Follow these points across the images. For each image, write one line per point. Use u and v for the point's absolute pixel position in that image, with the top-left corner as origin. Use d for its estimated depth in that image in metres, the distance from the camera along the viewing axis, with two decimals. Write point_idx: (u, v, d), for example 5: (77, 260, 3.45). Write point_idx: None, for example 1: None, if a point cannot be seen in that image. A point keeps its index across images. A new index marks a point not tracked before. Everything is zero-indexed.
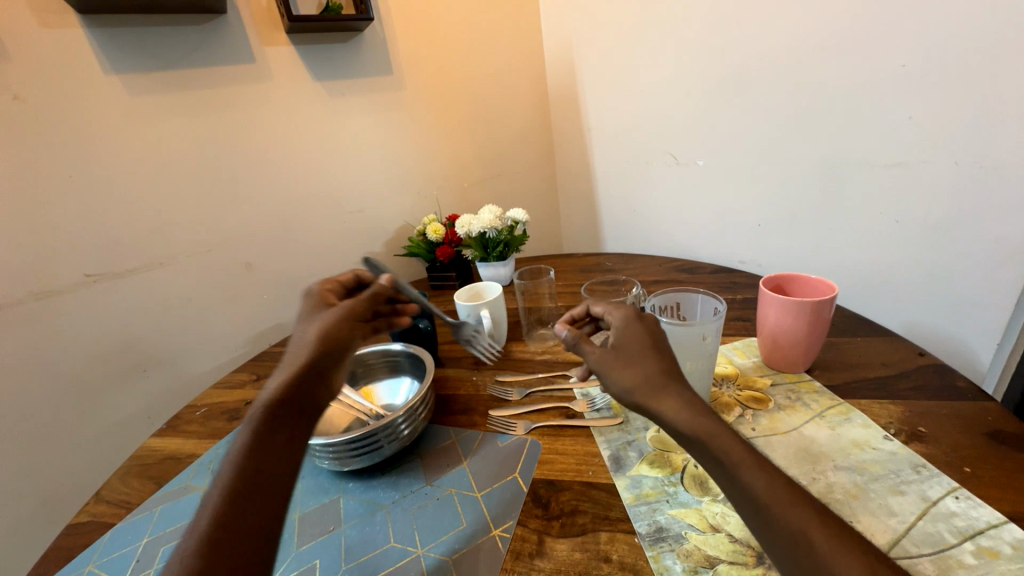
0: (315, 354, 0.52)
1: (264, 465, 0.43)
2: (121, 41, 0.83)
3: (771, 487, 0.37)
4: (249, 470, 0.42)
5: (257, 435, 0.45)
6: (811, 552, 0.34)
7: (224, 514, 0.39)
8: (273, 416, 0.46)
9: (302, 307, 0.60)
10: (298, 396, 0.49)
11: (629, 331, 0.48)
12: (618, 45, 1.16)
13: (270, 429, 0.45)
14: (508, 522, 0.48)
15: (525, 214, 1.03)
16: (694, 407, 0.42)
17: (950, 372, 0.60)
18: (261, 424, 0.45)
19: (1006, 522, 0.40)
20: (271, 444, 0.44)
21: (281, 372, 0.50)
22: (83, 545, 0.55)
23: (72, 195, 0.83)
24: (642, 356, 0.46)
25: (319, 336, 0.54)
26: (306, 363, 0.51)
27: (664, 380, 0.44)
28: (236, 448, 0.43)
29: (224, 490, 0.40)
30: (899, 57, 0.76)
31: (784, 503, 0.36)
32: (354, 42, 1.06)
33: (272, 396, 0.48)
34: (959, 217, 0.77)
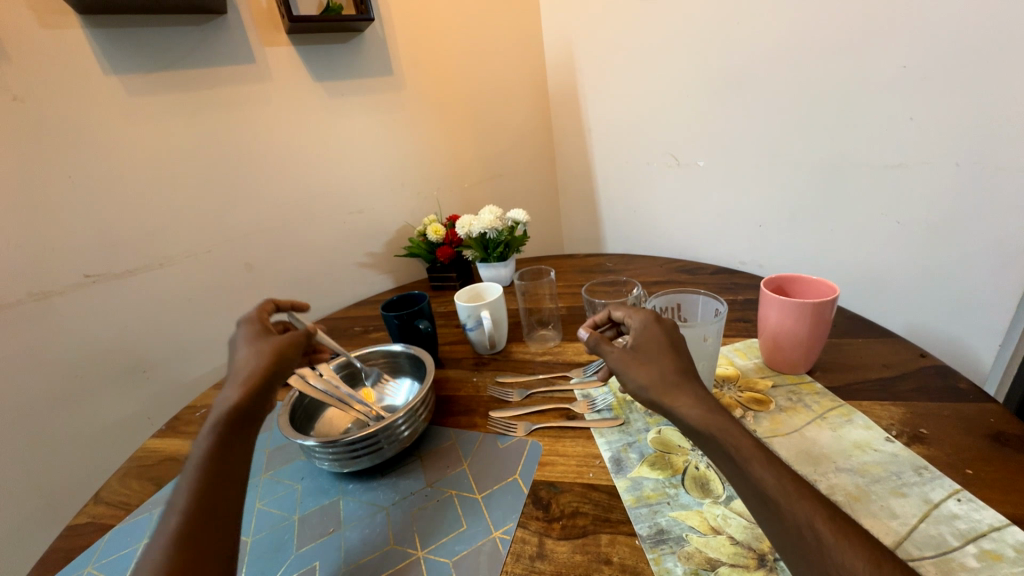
0: (260, 366, 0.51)
1: (219, 480, 0.44)
2: (121, 41, 0.83)
3: (780, 481, 0.38)
4: (204, 487, 0.43)
5: (208, 453, 0.45)
6: (818, 545, 0.34)
7: (184, 529, 0.40)
8: (221, 434, 0.46)
9: (244, 329, 0.58)
10: (245, 412, 0.48)
11: (649, 332, 0.50)
12: (618, 45, 1.16)
13: (219, 446, 0.46)
14: (508, 524, 0.48)
15: (525, 214, 1.03)
16: (708, 404, 0.44)
17: (952, 373, 0.59)
18: (211, 442, 0.46)
19: (1008, 525, 0.40)
20: (223, 459, 0.45)
21: (227, 389, 0.50)
22: (82, 547, 0.55)
23: (71, 196, 0.83)
24: (660, 356, 0.48)
25: (261, 351, 0.53)
26: (253, 376, 0.50)
27: (679, 377, 0.46)
28: (189, 468, 0.44)
29: (181, 507, 0.41)
30: (900, 57, 0.76)
31: (793, 497, 0.37)
32: (354, 43, 1.06)
33: (219, 413, 0.47)
34: (960, 218, 0.77)
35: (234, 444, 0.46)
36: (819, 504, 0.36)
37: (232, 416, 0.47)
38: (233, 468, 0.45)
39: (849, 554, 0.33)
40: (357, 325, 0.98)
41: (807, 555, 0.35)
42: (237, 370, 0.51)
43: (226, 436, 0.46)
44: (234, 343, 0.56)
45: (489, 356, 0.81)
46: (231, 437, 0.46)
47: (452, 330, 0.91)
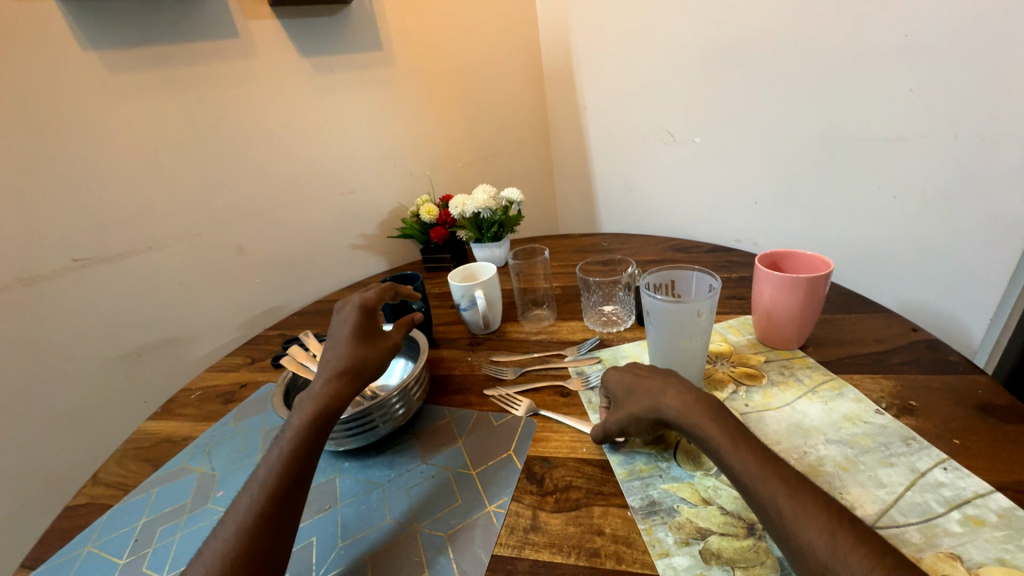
0: (352, 369, 0.54)
1: (299, 475, 0.46)
2: (95, 14, 0.79)
3: (746, 463, 0.40)
4: (286, 476, 0.45)
5: (296, 443, 0.48)
6: (780, 523, 0.36)
7: (263, 515, 0.43)
8: (308, 430, 0.49)
9: (347, 315, 0.58)
10: (334, 413, 0.51)
11: (615, 379, 0.53)
12: (613, 18, 1.12)
13: (308, 440, 0.48)
14: (503, 498, 0.49)
15: (519, 193, 1.02)
16: (694, 398, 0.46)
17: (942, 346, 0.60)
18: (300, 436, 0.48)
19: (992, 492, 0.41)
20: (306, 453, 0.48)
21: (324, 382, 0.52)
22: (81, 526, 0.55)
23: (53, 177, 0.81)
24: (632, 384, 0.51)
25: (360, 353, 0.55)
26: (349, 377, 0.53)
27: (659, 386, 0.48)
28: (276, 453, 0.47)
29: (263, 491, 0.44)
30: (902, 25, 0.73)
31: (760, 478, 0.38)
32: (340, 15, 1.02)
33: (312, 407, 0.50)
34: (956, 192, 0.76)
35: (318, 441, 0.49)
36: (784, 481, 0.38)
37: (323, 414, 0.50)
38: (312, 463, 0.48)
39: (808, 528, 0.35)
40: None
41: (775, 532, 0.36)
42: (336, 364, 0.54)
43: (314, 432, 0.49)
44: (341, 328, 0.57)
45: (484, 335, 0.81)
46: (317, 434, 0.49)
47: (446, 311, 0.90)
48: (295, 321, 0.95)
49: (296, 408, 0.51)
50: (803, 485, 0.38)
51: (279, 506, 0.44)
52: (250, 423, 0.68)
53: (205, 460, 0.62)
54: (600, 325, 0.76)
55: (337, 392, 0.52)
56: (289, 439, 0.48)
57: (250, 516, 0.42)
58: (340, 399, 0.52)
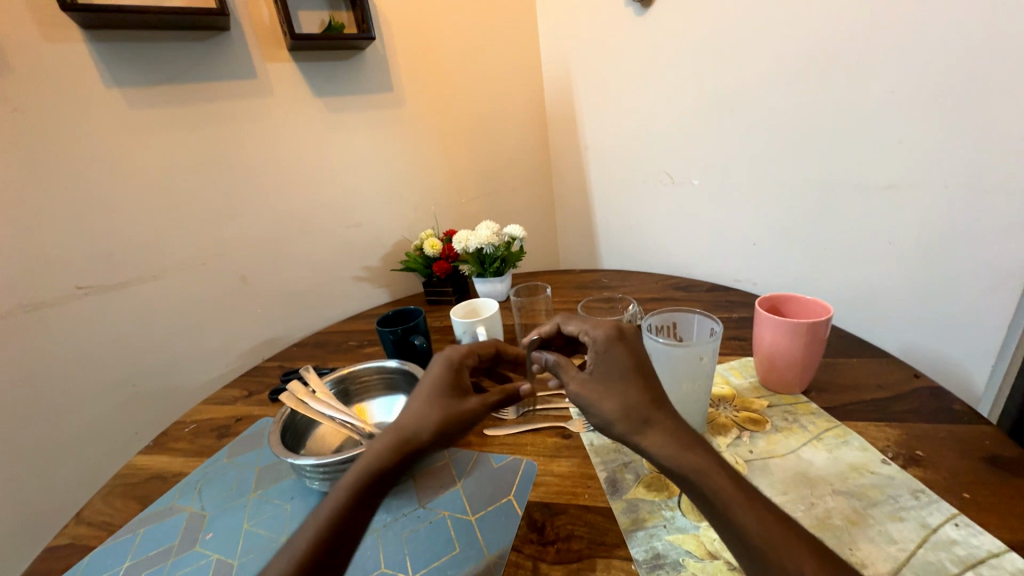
0: (423, 434, 0.46)
1: (328, 558, 0.39)
2: (122, 55, 0.83)
3: (766, 524, 0.37)
4: (314, 559, 0.38)
5: (336, 515, 0.41)
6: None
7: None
8: (352, 502, 0.42)
9: (438, 364, 0.51)
10: (384, 484, 0.43)
11: (609, 355, 0.47)
12: (614, 67, 1.19)
13: (348, 515, 0.41)
14: (503, 547, 0.47)
15: (522, 230, 1.04)
16: (677, 440, 0.42)
17: (946, 394, 0.59)
18: (342, 507, 0.41)
19: (1006, 551, 0.40)
20: (343, 534, 0.40)
21: (384, 442, 0.45)
22: (60, 570, 0.53)
23: (66, 207, 0.82)
24: (622, 388, 0.45)
25: (434, 413, 0.47)
26: (414, 443, 0.45)
27: (644, 410, 0.43)
28: (314, 523, 0.40)
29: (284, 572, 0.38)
30: (887, 82, 0.78)
31: (783, 545, 0.36)
32: (356, 59, 1.08)
33: (363, 472, 0.43)
34: (949, 239, 0.78)
35: (362, 515, 0.42)
36: (812, 551, 0.35)
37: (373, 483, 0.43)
38: (349, 544, 0.40)
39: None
40: (352, 339, 0.98)
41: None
42: (405, 421, 0.46)
43: (357, 505, 0.42)
44: (428, 378, 0.50)
45: None
46: (360, 508, 0.42)
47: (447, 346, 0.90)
48: (295, 352, 0.95)
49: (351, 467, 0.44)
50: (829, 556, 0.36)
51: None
52: (243, 460, 0.67)
53: (194, 500, 0.60)
54: None
55: (394, 459, 0.44)
56: (329, 506, 0.41)
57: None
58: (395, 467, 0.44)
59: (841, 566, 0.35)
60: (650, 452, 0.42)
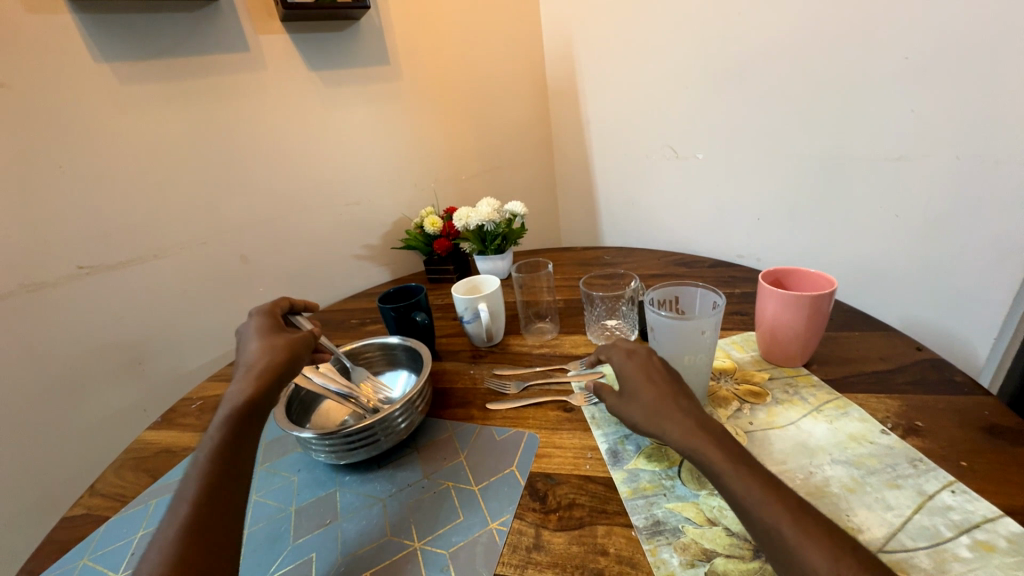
0: (273, 360, 0.56)
1: (226, 468, 0.46)
2: (110, 27, 0.81)
3: (749, 487, 0.39)
4: (212, 476, 0.45)
5: (219, 436, 0.49)
6: (785, 548, 0.36)
7: (194, 519, 0.42)
8: (232, 425, 0.50)
9: (252, 323, 0.61)
10: (256, 405, 0.52)
11: (625, 367, 0.52)
12: (617, 37, 1.15)
13: (230, 434, 0.49)
14: (506, 515, 0.48)
15: (523, 206, 1.03)
16: (691, 422, 0.45)
17: (947, 366, 0.60)
18: (222, 430, 0.49)
19: (1001, 516, 0.40)
20: (232, 449, 0.48)
21: (237, 384, 0.53)
22: (77, 538, 0.55)
23: (61, 185, 0.81)
24: (639, 391, 0.50)
25: (268, 347, 0.57)
26: (263, 368, 0.55)
27: (655, 405, 0.48)
28: (199, 459, 0.47)
29: (192, 496, 0.43)
30: (902, 48, 0.75)
31: (763, 504, 0.38)
32: (350, 31, 1.04)
33: (230, 407, 0.51)
34: (957, 211, 0.77)
35: (245, 429, 0.50)
36: (788, 507, 0.37)
37: (245, 406, 0.51)
38: (241, 452, 0.48)
39: (813, 554, 0.34)
40: (354, 317, 0.98)
41: (779, 560, 0.36)
42: (248, 365, 0.55)
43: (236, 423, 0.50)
44: (248, 334, 0.60)
45: (486, 348, 0.80)
46: (242, 427, 0.50)
47: (449, 323, 0.90)
48: None
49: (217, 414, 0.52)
50: (806, 511, 0.37)
51: (204, 507, 0.43)
52: None
53: None
54: (604, 340, 0.76)
55: (253, 387, 0.53)
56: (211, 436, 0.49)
57: (178, 526, 0.41)
58: (260, 391, 0.53)
59: (820, 521, 0.37)
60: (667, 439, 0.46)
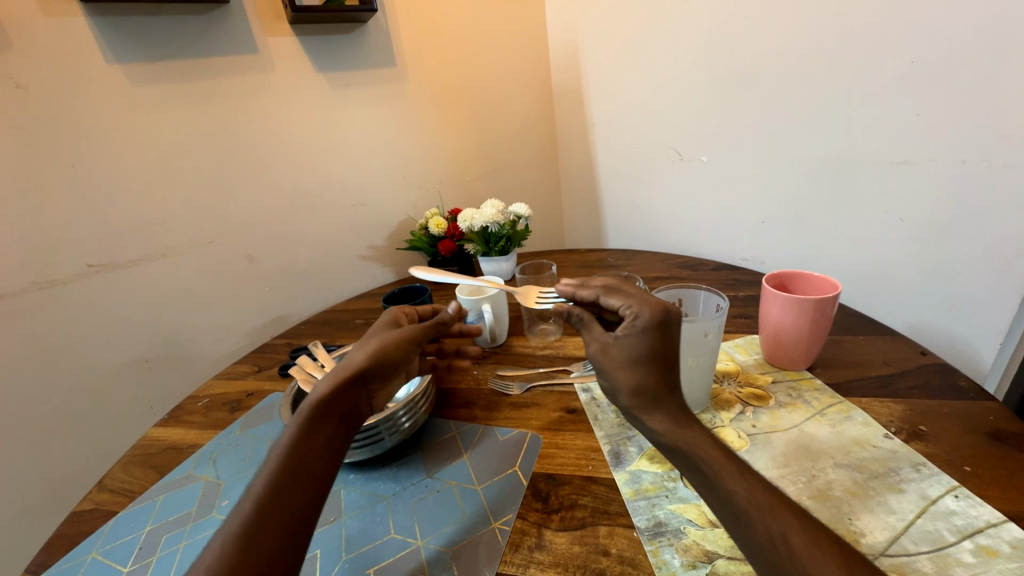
0: (368, 359, 0.48)
1: (290, 473, 0.42)
2: (122, 29, 0.82)
3: (750, 491, 0.37)
4: (281, 475, 0.42)
5: (293, 440, 0.44)
6: (791, 558, 0.34)
7: (251, 522, 0.39)
8: (308, 423, 0.44)
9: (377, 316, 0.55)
10: (339, 407, 0.46)
11: (643, 336, 0.45)
12: (621, 41, 1.15)
13: (302, 441, 0.44)
14: (508, 515, 0.49)
15: (527, 208, 1.03)
16: (677, 416, 0.43)
17: (952, 371, 0.59)
18: (297, 433, 0.44)
19: (1005, 521, 0.40)
20: (300, 461, 0.43)
21: (325, 377, 0.47)
22: (85, 533, 0.55)
23: (73, 185, 0.83)
24: (640, 369, 0.44)
25: (374, 346, 0.49)
26: (356, 367, 0.47)
27: (655, 393, 0.44)
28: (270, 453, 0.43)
29: (251, 495, 0.41)
30: (907, 53, 0.75)
31: (767, 509, 0.36)
32: (358, 33, 1.05)
33: (312, 402, 0.45)
34: (962, 216, 0.77)
35: (319, 434, 0.45)
36: (798, 517, 0.36)
37: (328, 408, 0.45)
38: (309, 464, 0.43)
39: (823, 564, 0.33)
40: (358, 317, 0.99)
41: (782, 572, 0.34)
42: (346, 359, 0.48)
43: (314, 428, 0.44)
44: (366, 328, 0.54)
45: (490, 349, 0.81)
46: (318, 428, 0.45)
47: None
48: (303, 330, 0.96)
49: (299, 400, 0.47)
50: (815, 523, 0.36)
51: (267, 511, 0.40)
52: (255, 432, 0.68)
53: (209, 469, 0.62)
54: None
55: (339, 386, 0.46)
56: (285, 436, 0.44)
57: (236, 529, 0.39)
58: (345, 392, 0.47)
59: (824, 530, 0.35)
60: (648, 428, 0.43)
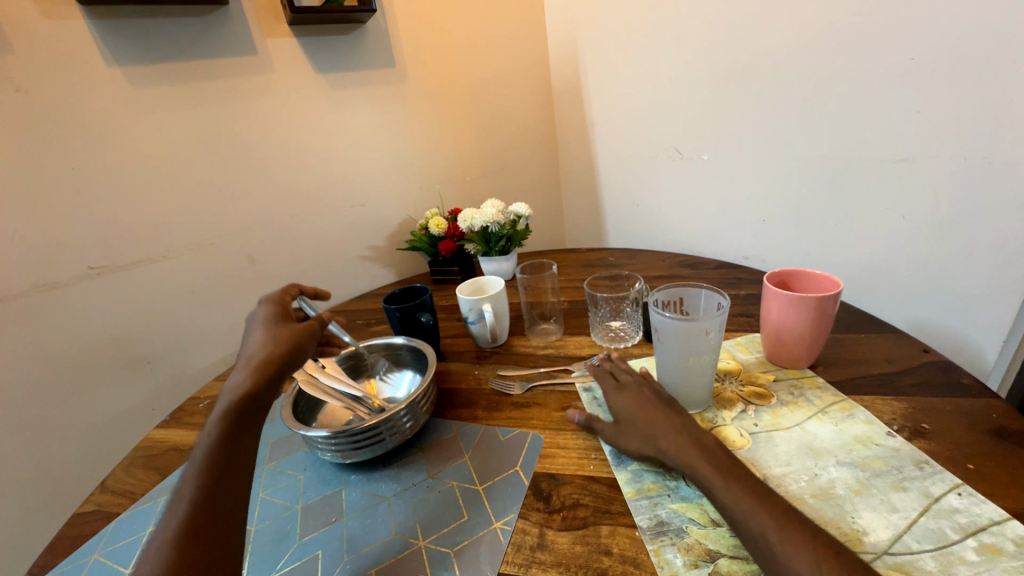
0: (272, 353, 0.54)
1: (222, 469, 0.46)
2: (121, 31, 0.82)
3: (737, 498, 0.41)
4: (214, 472, 0.45)
5: (217, 438, 0.47)
6: (769, 553, 0.37)
7: (192, 520, 0.42)
8: (229, 422, 0.49)
9: (265, 311, 0.61)
10: (255, 402, 0.51)
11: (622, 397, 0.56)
12: (621, 40, 1.15)
13: (226, 437, 0.48)
14: (510, 515, 0.49)
15: (527, 208, 1.03)
16: (684, 439, 0.48)
17: (955, 368, 0.59)
18: (219, 431, 0.48)
19: (1008, 520, 0.40)
20: (229, 457, 0.47)
21: (236, 375, 0.52)
22: (87, 535, 0.55)
23: (73, 187, 0.83)
24: (633, 416, 0.53)
25: (274, 341, 0.55)
26: (268, 360, 0.53)
27: (651, 429, 0.50)
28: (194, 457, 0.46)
29: (186, 499, 0.43)
30: (907, 50, 0.75)
31: (750, 513, 0.39)
32: (356, 34, 1.05)
33: (229, 400, 0.50)
34: (964, 213, 0.76)
35: (241, 428, 0.49)
36: (773, 515, 0.39)
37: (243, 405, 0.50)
38: (239, 459, 0.48)
39: (798, 558, 0.36)
40: (359, 318, 0.99)
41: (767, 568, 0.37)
42: (250, 356, 0.54)
43: (234, 424, 0.49)
44: (254, 323, 0.60)
45: (491, 349, 0.81)
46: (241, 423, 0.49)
47: (453, 324, 0.91)
48: None
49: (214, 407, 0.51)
50: (793, 519, 0.39)
51: (206, 505, 0.43)
52: None
53: None
54: (608, 341, 0.76)
55: (254, 382, 0.52)
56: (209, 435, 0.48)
57: (177, 523, 0.42)
58: (260, 387, 0.52)
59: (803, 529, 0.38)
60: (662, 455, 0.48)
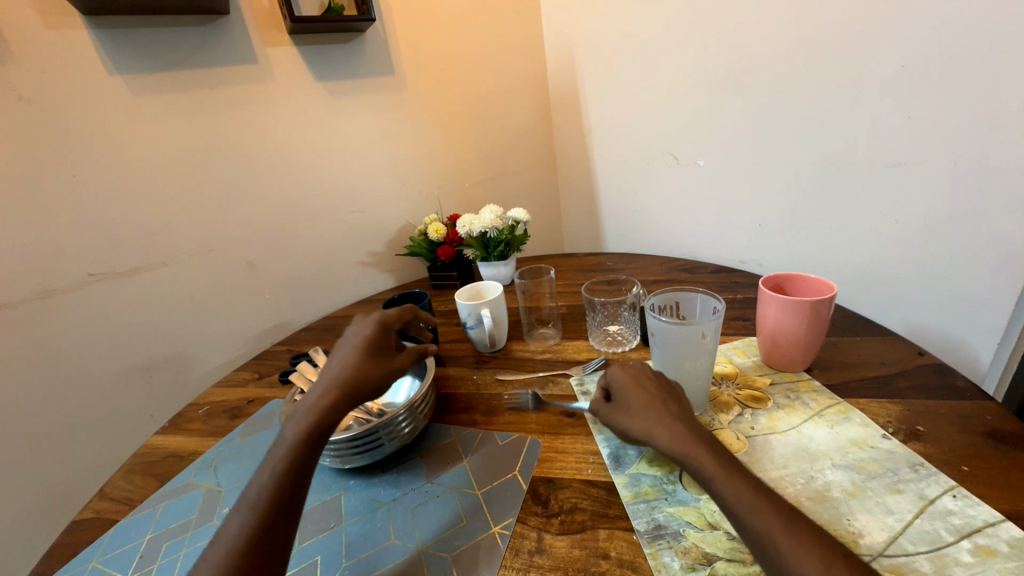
0: (353, 383, 0.53)
1: (293, 487, 0.47)
2: (123, 40, 0.83)
3: (740, 495, 0.39)
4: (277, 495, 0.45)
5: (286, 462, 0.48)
6: (777, 558, 0.36)
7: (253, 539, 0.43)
8: (299, 449, 0.49)
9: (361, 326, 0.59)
10: (326, 430, 0.51)
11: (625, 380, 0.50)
12: (617, 48, 1.16)
13: (297, 462, 0.48)
14: (508, 519, 0.49)
15: (526, 213, 1.03)
16: (683, 429, 0.44)
17: (949, 371, 0.60)
18: (290, 455, 0.48)
19: (1003, 521, 0.40)
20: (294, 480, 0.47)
21: (321, 397, 0.52)
22: (85, 542, 0.55)
23: (74, 194, 0.83)
24: (630, 397, 0.48)
25: (365, 366, 0.55)
26: (348, 390, 0.53)
27: (650, 415, 0.46)
28: (268, 472, 0.47)
29: (249, 517, 0.44)
30: (899, 57, 0.76)
31: (755, 512, 0.38)
32: (356, 42, 1.07)
33: (304, 423, 0.50)
34: (957, 217, 0.77)
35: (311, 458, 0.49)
36: (779, 517, 0.37)
37: (316, 431, 0.50)
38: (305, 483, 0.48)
39: (804, 566, 0.34)
40: None
41: (771, 567, 0.36)
42: (338, 377, 0.53)
43: (305, 452, 0.49)
44: (351, 340, 0.58)
45: (489, 354, 0.81)
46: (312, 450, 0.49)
47: (452, 329, 0.91)
48: (302, 337, 0.96)
49: (292, 419, 0.51)
50: (797, 520, 0.37)
51: (270, 527, 0.44)
52: (255, 440, 0.69)
53: (210, 477, 0.63)
54: (606, 345, 0.77)
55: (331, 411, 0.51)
56: (282, 454, 0.48)
57: (241, 540, 0.42)
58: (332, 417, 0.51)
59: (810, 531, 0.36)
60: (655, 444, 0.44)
